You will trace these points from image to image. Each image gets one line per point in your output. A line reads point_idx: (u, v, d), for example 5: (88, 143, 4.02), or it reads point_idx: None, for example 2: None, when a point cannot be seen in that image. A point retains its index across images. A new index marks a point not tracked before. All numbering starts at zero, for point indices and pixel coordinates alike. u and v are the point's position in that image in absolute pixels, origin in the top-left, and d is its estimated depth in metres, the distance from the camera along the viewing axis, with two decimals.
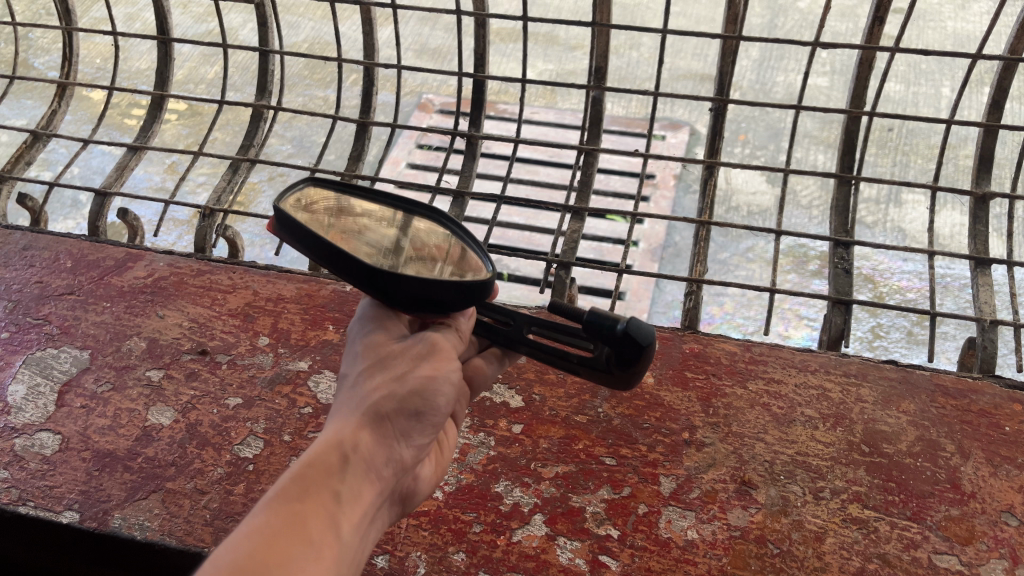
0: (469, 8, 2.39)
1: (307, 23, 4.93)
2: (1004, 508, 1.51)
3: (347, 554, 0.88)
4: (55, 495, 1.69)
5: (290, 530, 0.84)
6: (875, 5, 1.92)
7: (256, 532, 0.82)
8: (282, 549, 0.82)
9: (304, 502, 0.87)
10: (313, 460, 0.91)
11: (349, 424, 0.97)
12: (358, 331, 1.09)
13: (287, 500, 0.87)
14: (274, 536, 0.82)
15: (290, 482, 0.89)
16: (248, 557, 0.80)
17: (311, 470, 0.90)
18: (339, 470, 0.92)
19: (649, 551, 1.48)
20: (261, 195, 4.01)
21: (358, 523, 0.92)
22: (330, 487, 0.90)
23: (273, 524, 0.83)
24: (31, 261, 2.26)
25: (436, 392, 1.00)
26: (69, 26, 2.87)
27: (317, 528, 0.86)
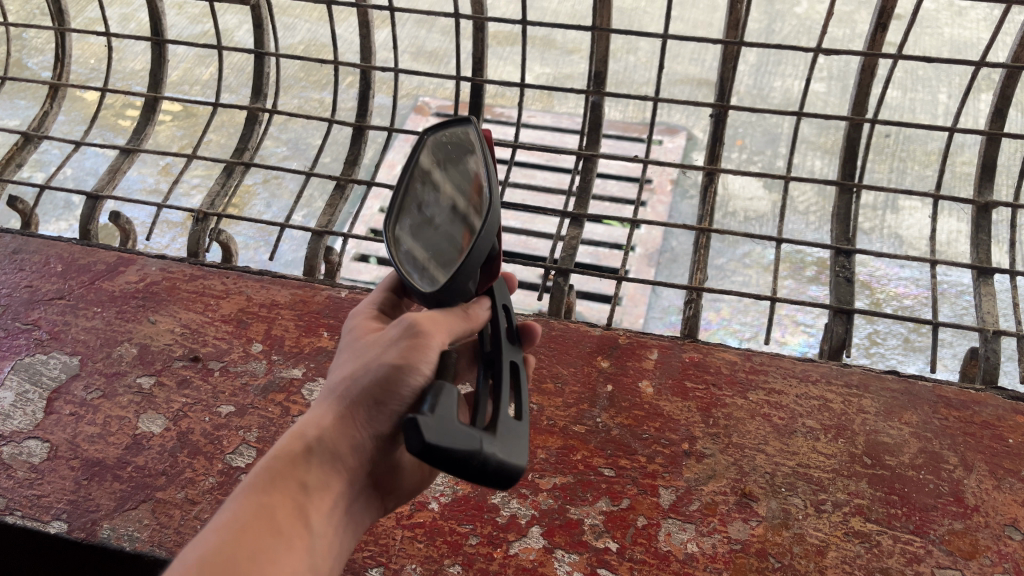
0: (468, 11, 2.36)
1: (302, 25, 4.91)
2: (1008, 522, 1.49)
3: (317, 544, 0.91)
4: (42, 505, 1.66)
5: (256, 524, 0.87)
6: (878, 12, 1.89)
7: (223, 527, 0.86)
8: (247, 543, 0.85)
9: (271, 495, 0.90)
10: (281, 452, 0.93)
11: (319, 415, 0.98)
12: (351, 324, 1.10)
13: (256, 492, 0.90)
14: (241, 530, 0.85)
15: (259, 474, 0.92)
16: (215, 550, 0.83)
17: (280, 463, 0.93)
18: (307, 460, 0.94)
19: (649, 564, 1.46)
20: (255, 198, 3.98)
21: (330, 515, 0.94)
22: (297, 478, 0.92)
23: (242, 518, 0.86)
24: (20, 265, 2.23)
25: (408, 380, 0.96)
26: (61, 26, 2.84)
27: (284, 520, 0.89)
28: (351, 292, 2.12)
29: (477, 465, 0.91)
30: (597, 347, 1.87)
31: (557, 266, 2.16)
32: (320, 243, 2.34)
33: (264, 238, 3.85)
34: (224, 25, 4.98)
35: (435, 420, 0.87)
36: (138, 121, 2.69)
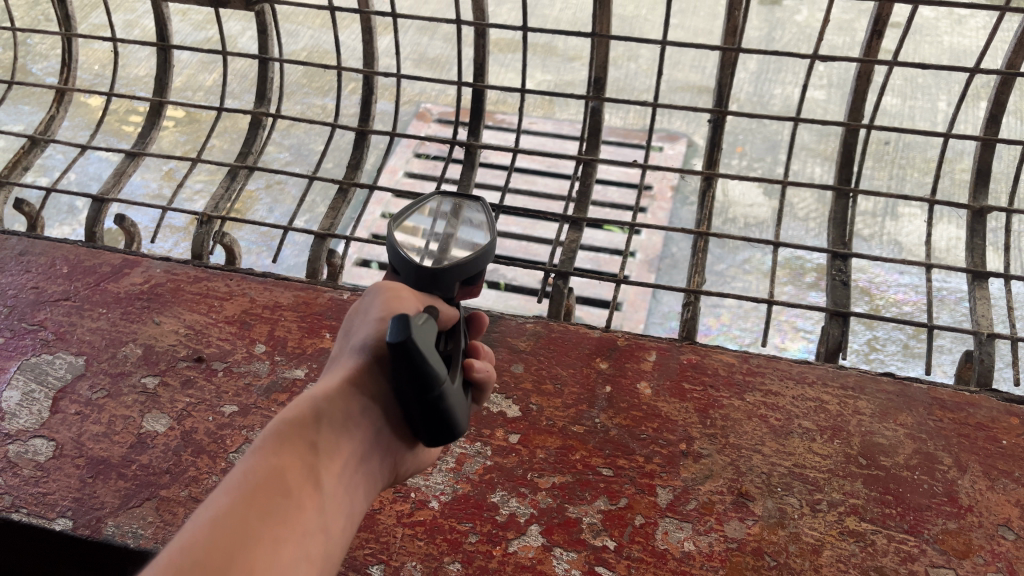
0: (469, 18, 2.39)
1: (305, 31, 4.95)
2: (1001, 522, 1.51)
3: (329, 499, 0.96)
4: (48, 502, 1.68)
5: (273, 477, 0.92)
6: (873, 19, 1.92)
7: (242, 481, 0.90)
8: (266, 493, 0.90)
9: (284, 452, 0.96)
10: (290, 418, 1.00)
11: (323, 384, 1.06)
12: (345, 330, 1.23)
13: (270, 450, 0.95)
14: (255, 485, 0.90)
15: (271, 437, 0.97)
16: (232, 503, 0.87)
17: (289, 426, 0.99)
18: (316, 423, 1.00)
19: (646, 562, 1.48)
20: (258, 203, 4.01)
21: (338, 473, 0.99)
22: (308, 438, 0.98)
23: (254, 473, 0.91)
24: (27, 266, 2.26)
25: None
26: (68, 32, 2.87)
27: (296, 474, 0.94)
28: (353, 294, 2.15)
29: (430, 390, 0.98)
30: (596, 349, 1.89)
31: (557, 269, 2.18)
32: (323, 246, 2.37)
33: (266, 243, 3.88)
34: (227, 32, 5.02)
35: (422, 331, 0.95)
36: (143, 126, 2.72)
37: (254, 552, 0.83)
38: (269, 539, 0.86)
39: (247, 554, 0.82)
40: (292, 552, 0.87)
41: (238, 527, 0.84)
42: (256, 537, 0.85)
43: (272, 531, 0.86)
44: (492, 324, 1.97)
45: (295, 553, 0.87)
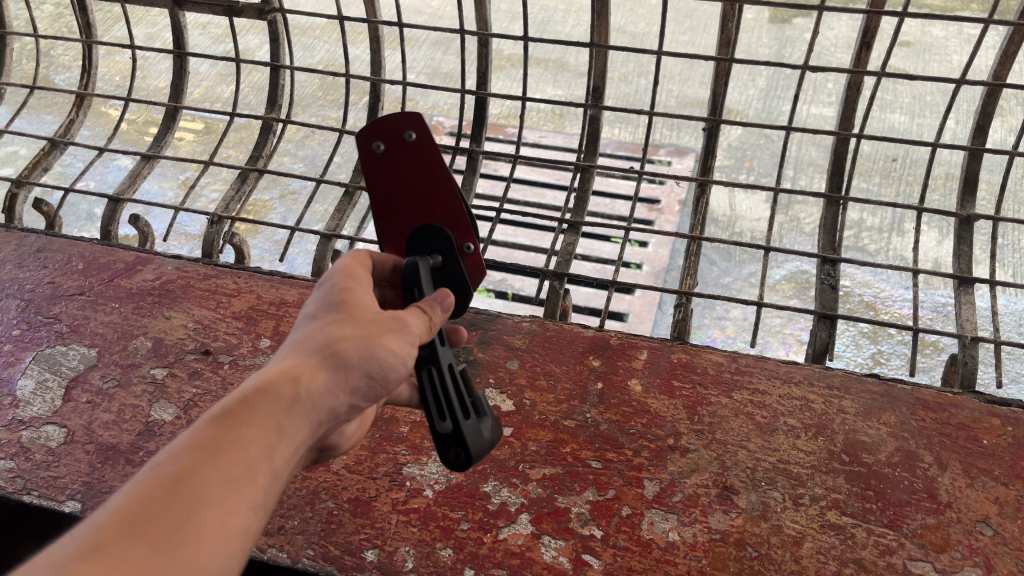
0: (475, 28, 2.47)
1: (321, 45, 5.07)
2: (979, 518, 1.54)
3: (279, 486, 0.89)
4: (58, 486, 1.75)
5: (232, 453, 0.83)
6: (862, 32, 1.99)
7: (203, 446, 0.82)
8: (225, 470, 0.82)
9: (250, 425, 0.87)
10: (267, 389, 0.91)
11: (307, 361, 0.98)
12: (332, 284, 1.09)
13: (236, 419, 0.87)
14: (218, 453, 0.82)
15: (242, 405, 0.89)
16: (189, 467, 0.80)
17: (265, 400, 0.91)
18: (291, 405, 0.93)
19: (631, 551, 1.52)
20: (271, 211, 4.10)
21: (294, 459, 0.92)
22: (279, 418, 0.91)
23: (218, 440, 0.84)
24: (44, 262, 2.34)
25: (394, 363, 1.04)
26: (88, 39, 2.98)
27: (260, 453, 0.86)
28: None
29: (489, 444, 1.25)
30: (589, 347, 1.95)
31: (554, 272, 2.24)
32: (328, 246, 2.44)
33: (278, 250, 3.97)
34: (245, 45, 5.15)
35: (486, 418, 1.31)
36: (159, 130, 2.81)
37: (195, 541, 0.76)
38: (215, 520, 0.78)
39: (189, 534, 0.76)
40: (238, 538, 0.80)
41: (189, 502, 0.78)
42: (200, 521, 0.77)
43: (221, 516, 0.79)
44: (490, 323, 2.03)
45: (239, 537, 0.80)
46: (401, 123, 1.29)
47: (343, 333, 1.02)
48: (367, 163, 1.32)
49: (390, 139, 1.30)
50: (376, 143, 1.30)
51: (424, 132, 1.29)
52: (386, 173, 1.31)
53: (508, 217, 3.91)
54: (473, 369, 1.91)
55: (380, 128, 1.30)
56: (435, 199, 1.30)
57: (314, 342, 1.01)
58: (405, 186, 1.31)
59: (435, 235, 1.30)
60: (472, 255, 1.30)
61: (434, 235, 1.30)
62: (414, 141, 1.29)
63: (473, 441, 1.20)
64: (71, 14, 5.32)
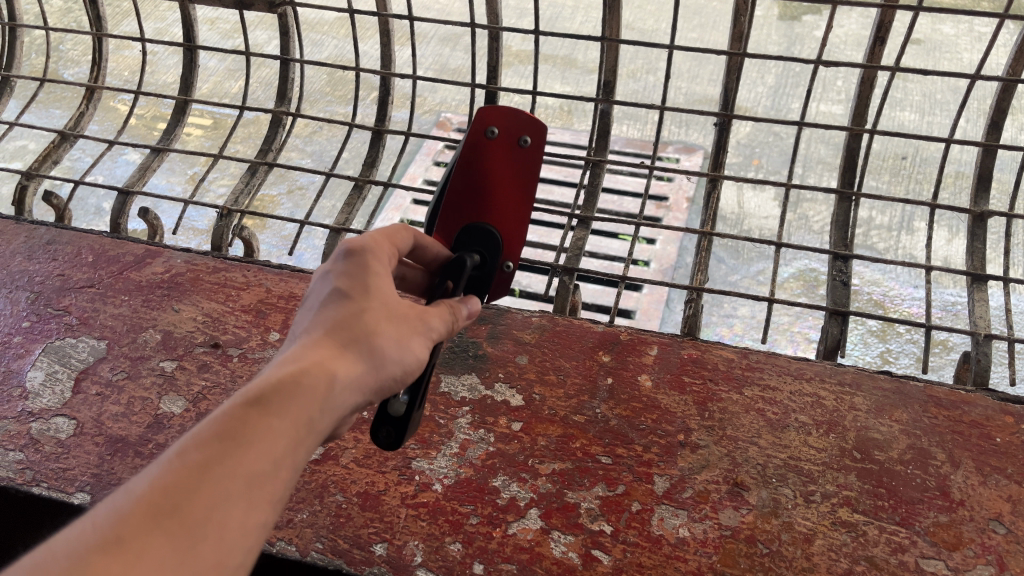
0: (485, 22, 2.46)
1: (330, 41, 5.07)
2: (992, 516, 1.53)
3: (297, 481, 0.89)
4: (67, 477, 1.75)
5: (261, 446, 0.83)
6: (876, 26, 1.97)
7: (233, 435, 0.82)
8: (250, 467, 0.81)
9: (281, 417, 0.86)
10: (299, 381, 0.90)
11: (336, 353, 0.97)
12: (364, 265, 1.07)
13: (265, 409, 0.85)
14: (246, 446, 0.82)
15: (272, 395, 0.87)
16: (216, 459, 0.79)
17: (296, 390, 0.89)
18: (321, 399, 0.91)
19: (641, 547, 1.52)
20: (279, 207, 4.10)
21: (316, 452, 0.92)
22: (309, 411, 0.89)
23: (246, 430, 0.83)
24: (54, 255, 2.34)
25: None
26: (99, 32, 2.98)
27: (287, 446, 0.85)
28: None
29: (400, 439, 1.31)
30: (599, 342, 1.94)
31: (563, 267, 2.24)
32: (337, 240, 2.44)
33: (286, 245, 3.97)
34: (254, 40, 5.15)
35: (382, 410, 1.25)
36: (168, 124, 2.81)
37: (218, 537, 0.76)
38: (237, 518, 0.78)
39: (212, 528, 0.76)
40: (257, 536, 0.80)
41: (213, 494, 0.77)
42: (225, 517, 0.77)
43: (245, 511, 0.79)
44: (499, 317, 2.03)
45: (257, 533, 0.80)
46: (525, 135, 1.57)
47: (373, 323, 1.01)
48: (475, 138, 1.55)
49: (505, 142, 1.56)
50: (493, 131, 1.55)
51: (536, 156, 1.58)
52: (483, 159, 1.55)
53: None
54: (483, 363, 1.90)
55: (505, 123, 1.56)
56: (510, 207, 1.55)
57: (343, 333, 1.00)
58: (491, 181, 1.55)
59: (492, 237, 1.51)
60: (506, 273, 1.57)
61: (491, 235, 1.51)
62: (521, 154, 1.57)
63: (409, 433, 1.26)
64: (80, 8, 5.33)
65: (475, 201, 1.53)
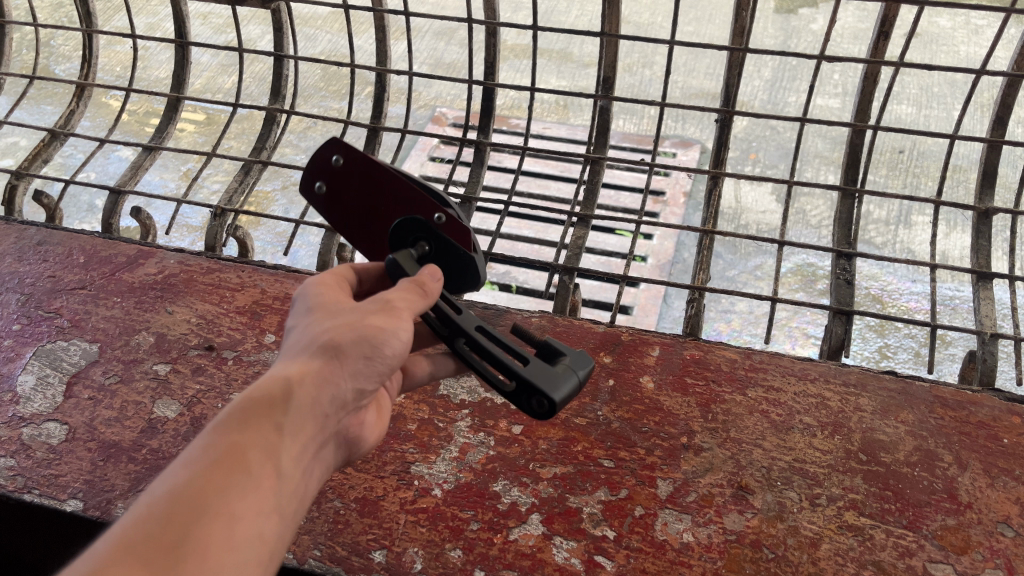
0: (482, 17, 2.43)
1: (323, 35, 5.02)
2: (1000, 519, 1.51)
3: (289, 489, 0.90)
4: (59, 484, 1.72)
5: (229, 463, 0.84)
6: (880, 21, 1.95)
7: (197, 460, 0.83)
8: (221, 483, 0.82)
9: (246, 434, 0.88)
10: (257, 396, 0.91)
11: (294, 363, 0.97)
12: (310, 292, 1.10)
13: (225, 431, 0.87)
14: (214, 466, 0.83)
15: (234, 413, 0.89)
16: (184, 485, 0.81)
17: (255, 404, 0.90)
18: (284, 407, 0.92)
19: (645, 552, 1.49)
20: (274, 204, 4.06)
21: (300, 457, 0.93)
22: (275, 421, 0.90)
23: (209, 452, 0.84)
24: (44, 256, 2.30)
25: (385, 340, 1.02)
26: (89, 28, 2.92)
27: (256, 458, 0.87)
28: None
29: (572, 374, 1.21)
30: (600, 343, 1.91)
31: (562, 266, 2.21)
32: (333, 240, 2.42)
33: (281, 243, 3.93)
34: (247, 35, 5.10)
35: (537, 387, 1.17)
36: (160, 121, 2.77)
37: (200, 553, 0.77)
38: (217, 533, 0.79)
39: (192, 545, 0.77)
40: (244, 546, 0.81)
41: (188, 515, 0.79)
42: (203, 534, 0.78)
43: (223, 526, 0.80)
44: (498, 318, 2.00)
45: (243, 543, 0.81)
46: (324, 156, 1.35)
47: (329, 326, 1.01)
48: (316, 203, 1.38)
49: (328, 175, 1.36)
50: (317, 184, 1.37)
51: (349, 148, 1.33)
52: (339, 200, 1.37)
53: (513, 209, 3.87)
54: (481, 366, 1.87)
55: (315, 169, 1.37)
56: (390, 201, 1.32)
57: (301, 344, 1.00)
58: (362, 199, 1.34)
59: (409, 222, 1.31)
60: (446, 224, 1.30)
61: (408, 223, 1.31)
62: (344, 167, 1.34)
63: (539, 379, 1.17)
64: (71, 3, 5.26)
65: (369, 227, 1.35)
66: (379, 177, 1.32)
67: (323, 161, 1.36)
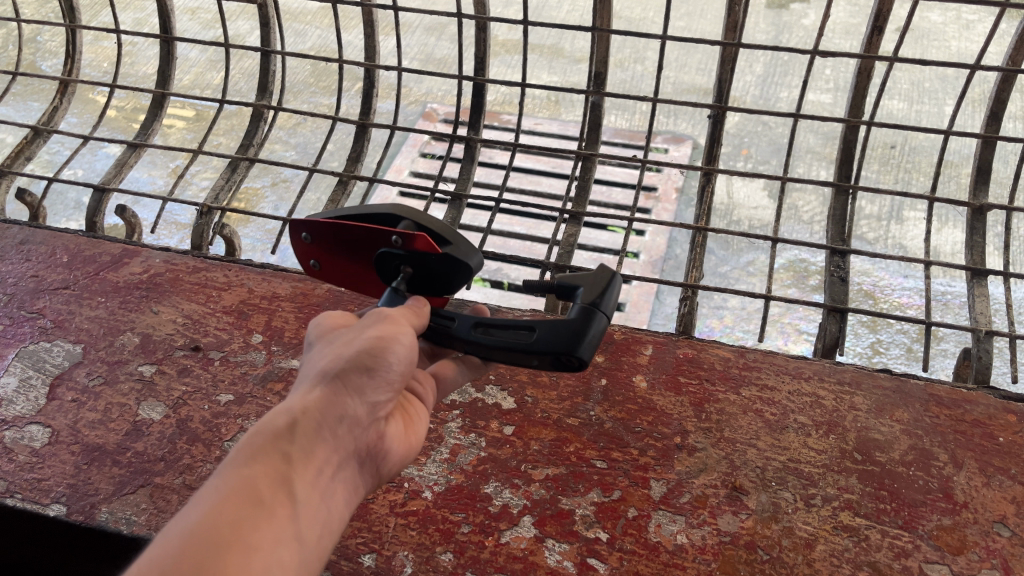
0: (472, 12, 2.39)
1: (313, 30, 4.97)
2: (996, 519, 1.50)
3: (306, 510, 0.92)
4: (42, 488, 1.68)
5: (239, 494, 0.87)
6: (875, 16, 1.92)
7: (210, 494, 0.86)
8: (234, 509, 0.85)
9: (255, 464, 0.90)
10: (264, 428, 0.94)
11: (302, 391, 1.00)
12: (321, 325, 1.14)
13: (236, 464, 0.90)
14: (224, 498, 0.86)
15: (243, 446, 0.92)
16: (197, 518, 0.83)
17: (263, 436, 0.93)
18: (290, 434, 0.94)
19: (638, 554, 1.47)
20: (263, 200, 4.02)
21: (315, 480, 0.94)
22: (282, 448, 0.93)
23: (220, 486, 0.87)
24: (27, 255, 2.26)
25: (384, 353, 1.03)
26: (72, 23, 2.87)
27: (267, 485, 0.89)
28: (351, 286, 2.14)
29: (593, 309, 1.24)
30: None
31: (554, 264, 2.18)
32: None
33: (270, 240, 3.89)
34: (235, 31, 5.04)
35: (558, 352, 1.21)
36: (146, 118, 2.73)
37: None
38: (231, 560, 0.81)
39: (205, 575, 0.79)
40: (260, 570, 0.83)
41: (201, 545, 0.81)
42: (214, 564, 0.80)
43: (237, 552, 0.82)
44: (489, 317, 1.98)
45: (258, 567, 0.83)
46: (297, 241, 1.43)
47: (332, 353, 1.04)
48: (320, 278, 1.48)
49: (309, 252, 1.44)
50: (310, 263, 1.46)
51: (306, 226, 1.39)
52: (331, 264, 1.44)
53: (504, 206, 3.84)
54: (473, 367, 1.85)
55: (299, 252, 1.45)
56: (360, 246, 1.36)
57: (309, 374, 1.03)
58: (344, 254, 1.39)
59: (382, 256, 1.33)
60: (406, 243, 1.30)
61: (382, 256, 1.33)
62: (314, 241, 1.41)
63: (559, 339, 1.21)
64: None
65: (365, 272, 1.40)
66: (341, 231, 1.36)
67: (299, 241, 1.43)
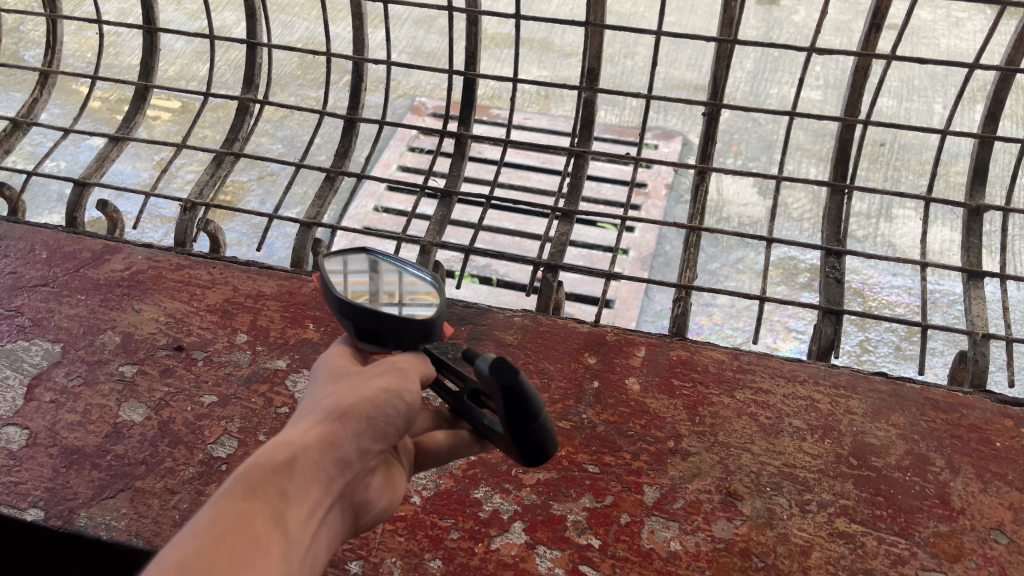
0: (464, 4, 2.34)
1: (301, 22, 4.90)
2: (994, 525, 1.48)
3: (292, 560, 0.83)
4: (19, 492, 1.64)
5: (234, 532, 0.79)
6: (874, 12, 1.90)
7: (202, 530, 0.78)
8: (229, 547, 0.77)
9: (250, 503, 0.82)
10: (262, 462, 0.86)
11: (300, 427, 0.94)
12: (323, 362, 1.06)
13: (229, 500, 0.82)
14: (219, 536, 0.78)
15: (236, 479, 0.84)
16: (190, 555, 0.75)
17: (259, 471, 0.86)
18: (287, 473, 0.87)
19: (631, 561, 1.44)
20: (249, 194, 3.96)
21: (308, 523, 0.87)
22: (279, 487, 0.85)
23: (215, 522, 0.79)
24: (5, 251, 2.20)
25: (389, 401, 0.98)
26: (53, 13, 2.80)
27: (262, 526, 0.81)
28: None
29: (514, 422, 1.00)
30: (584, 343, 1.86)
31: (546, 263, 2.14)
32: (308, 235, 2.33)
33: (256, 234, 3.83)
34: (221, 22, 4.96)
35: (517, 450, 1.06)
36: (128, 110, 2.66)
37: None
38: None
39: None
40: None
41: None
42: None
43: None
44: (479, 317, 1.94)
45: None
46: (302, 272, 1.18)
47: (333, 392, 0.98)
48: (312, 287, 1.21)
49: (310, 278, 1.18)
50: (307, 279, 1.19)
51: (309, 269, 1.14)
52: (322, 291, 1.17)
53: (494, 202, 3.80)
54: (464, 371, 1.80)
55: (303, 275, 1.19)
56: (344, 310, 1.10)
57: (306, 412, 0.97)
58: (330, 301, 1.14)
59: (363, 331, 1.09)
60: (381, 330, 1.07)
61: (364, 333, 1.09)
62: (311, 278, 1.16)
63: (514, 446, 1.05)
64: None
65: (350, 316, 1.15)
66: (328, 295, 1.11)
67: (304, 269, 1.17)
